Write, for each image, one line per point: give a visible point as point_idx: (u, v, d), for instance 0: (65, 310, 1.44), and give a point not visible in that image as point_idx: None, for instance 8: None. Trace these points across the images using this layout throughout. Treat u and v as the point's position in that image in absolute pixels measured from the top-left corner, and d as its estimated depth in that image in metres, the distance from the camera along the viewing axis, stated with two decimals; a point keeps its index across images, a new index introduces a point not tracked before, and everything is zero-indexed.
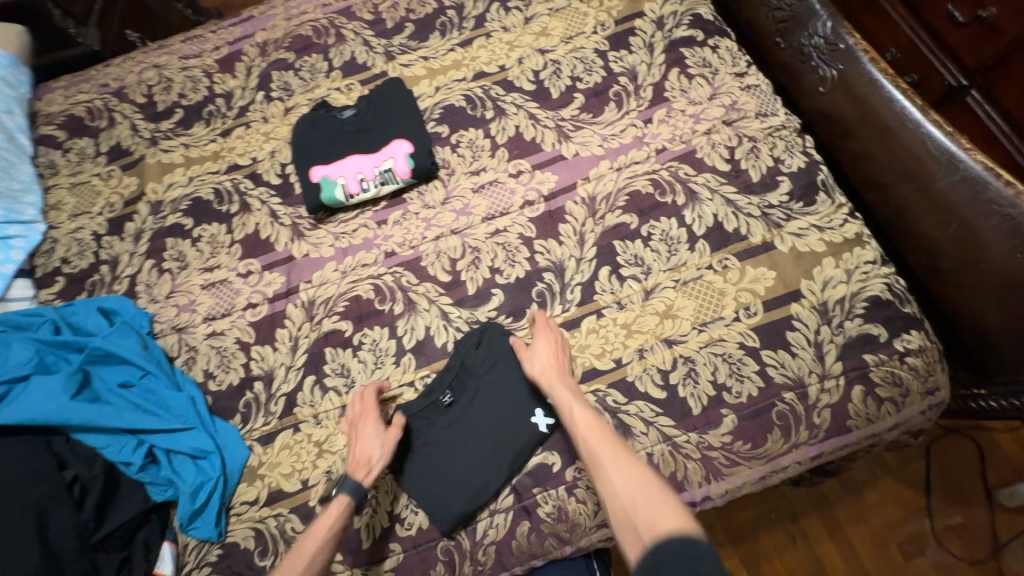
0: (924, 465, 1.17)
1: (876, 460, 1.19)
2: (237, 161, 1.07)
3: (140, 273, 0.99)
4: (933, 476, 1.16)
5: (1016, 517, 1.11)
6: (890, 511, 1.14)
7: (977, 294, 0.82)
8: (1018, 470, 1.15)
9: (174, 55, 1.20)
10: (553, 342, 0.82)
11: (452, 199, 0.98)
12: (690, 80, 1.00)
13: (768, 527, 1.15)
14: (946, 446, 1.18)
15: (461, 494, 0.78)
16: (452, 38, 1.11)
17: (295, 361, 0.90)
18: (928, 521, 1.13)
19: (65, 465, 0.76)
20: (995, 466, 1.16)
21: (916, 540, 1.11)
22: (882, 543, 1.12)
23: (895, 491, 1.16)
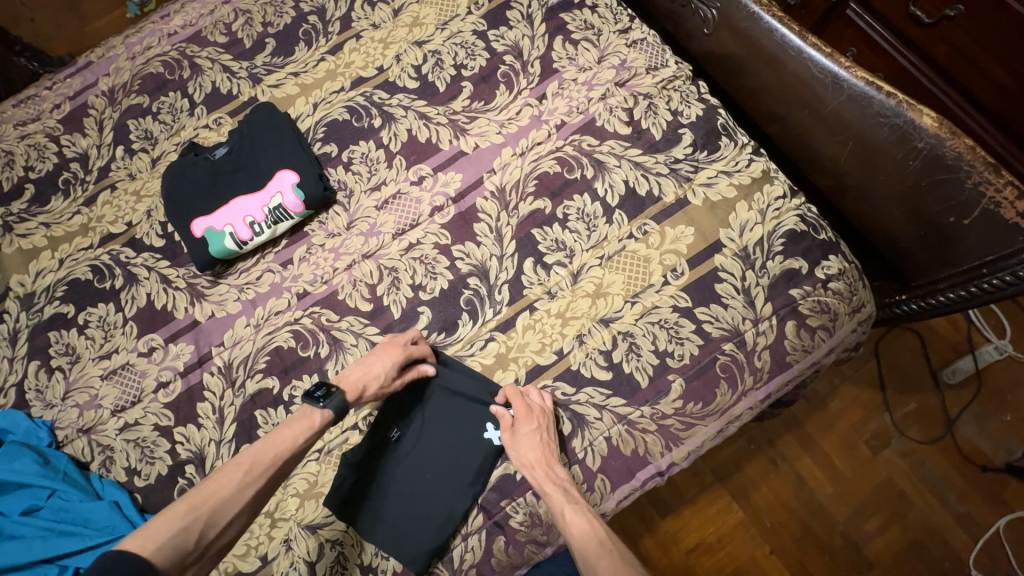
0: (877, 363, 1.22)
1: (836, 370, 1.22)
2: (110, 229, 0.95)
3: (27, 378, 0.88)
4: (886, 372, 1.21)
5: (960, 392, 1.19)
6: (854, 414, 1.19)
7: (882, 208, 0.83)
8: (956, 348, 1.22)
9: (7, 123, 1.05)
10: (534, 415, 0.75)
11: (357, 221, 0.92)
12: (576, 45, 0.96)
13: (750, 458, 1.16)
14: (892, 341, 1.23)
15: (428, 529, 0.75)
16: (320, 46, 1.01)
17: (224, 433, 0.83)
18: (888, 415, 1.18)
19: None
20: (937, 349, 1.22)
21: (880, 435, 1.17)
22: (851, 445, 1.17)
23: (856, 394, 1.21)
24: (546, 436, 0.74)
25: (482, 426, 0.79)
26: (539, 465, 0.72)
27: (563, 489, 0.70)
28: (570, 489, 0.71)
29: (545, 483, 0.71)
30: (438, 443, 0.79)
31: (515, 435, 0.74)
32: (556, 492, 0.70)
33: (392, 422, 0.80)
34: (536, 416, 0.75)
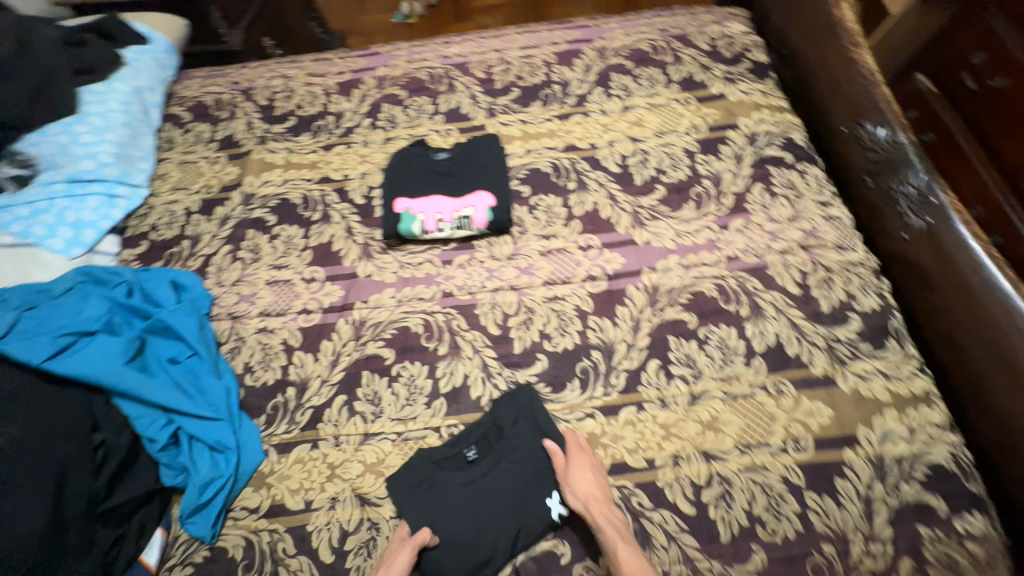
0: None
1: None
2: (331, 174, 1.14)
3: (216, 255, 1.05)
4: None
5: None
6: None
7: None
8: None
9: (302, 70, 1.33)
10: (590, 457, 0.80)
11: (519, 256, 1.01)
12: (774, 197, 1.02)
13: None
14: None
15: (463, 561, 0.74)
16: (552, 109, 1.18)
17: (331, 376, 0.91)
18: None
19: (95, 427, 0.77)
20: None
21: None
22: None
23: None
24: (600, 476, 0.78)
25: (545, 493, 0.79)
26: (593, 501, 0.75)
27: (616, 527, 0.72)
28: (622, 529, 0.73)
29: (602, 520, 0.73)
30: (501, 481, 0.80)
31: (567, 467, 0.78)
32: (609, 527, 0.72)
33: (473, 442, 0.84)
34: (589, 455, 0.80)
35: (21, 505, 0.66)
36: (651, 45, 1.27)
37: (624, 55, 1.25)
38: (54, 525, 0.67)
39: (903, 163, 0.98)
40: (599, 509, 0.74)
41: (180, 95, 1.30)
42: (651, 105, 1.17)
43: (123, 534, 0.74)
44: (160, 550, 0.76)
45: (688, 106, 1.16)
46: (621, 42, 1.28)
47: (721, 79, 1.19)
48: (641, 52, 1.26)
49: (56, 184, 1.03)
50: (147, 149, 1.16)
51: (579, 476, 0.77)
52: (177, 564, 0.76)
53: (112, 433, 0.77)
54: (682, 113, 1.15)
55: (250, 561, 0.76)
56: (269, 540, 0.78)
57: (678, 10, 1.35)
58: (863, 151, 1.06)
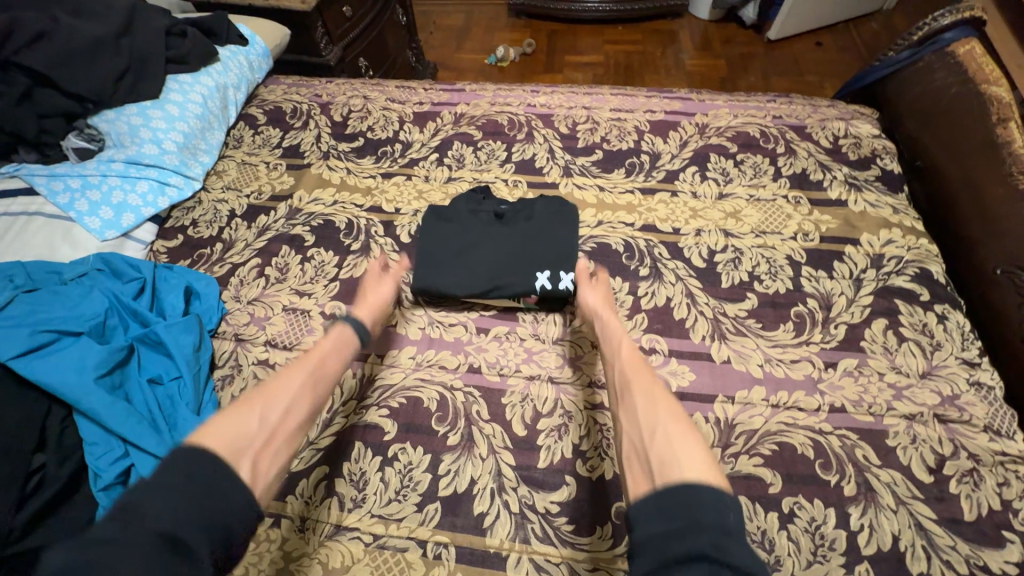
0: None
1: None
2: (382, 204, 1.05)
3: (242, 266, 0.97)
4: None
5: None
6: None
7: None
8: None
9: (383, 94, 1.30)
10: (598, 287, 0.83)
11: (566, 343, 0.84)
12: (900, 341, 0.81)
13: None
14: None
15: (457, 274, 0.87)
16: (636, 180, 1.04)
17: (319, 439, 0.77)
18: None
19: (41, 447, 0.66)
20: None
21: None
22: None
23: None
24: (609, 296, 0.83)
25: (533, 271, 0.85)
26: (602, 314, 0.79)
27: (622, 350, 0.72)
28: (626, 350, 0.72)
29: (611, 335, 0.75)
30: (520, 242, 0.89)
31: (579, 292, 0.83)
32: (619, 339, 0.74)
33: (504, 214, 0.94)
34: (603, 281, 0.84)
35: None
36: (760, 130, 1.12)
37: (727, 136, 1.11)
38: None
39: None
40: (608, 321, 0.78)
41: (262, 98, 1.30)
42: (753, 197, 1.01)
43: None
44: None
45: (798, 207, 0.98)
46: (726, 121, 1.14)
47: (842, 183, 1.01)
48: (748, 136, 1.11)
49: (115, 163, 1.01)
50: (213, 144, 1.14)
51: (595, 287, 0.84)
52: None
53: (54, 458, 0.66)
54: (790, 214, 0.98)
55: None
56: None
57: (796, 99, 1.21)
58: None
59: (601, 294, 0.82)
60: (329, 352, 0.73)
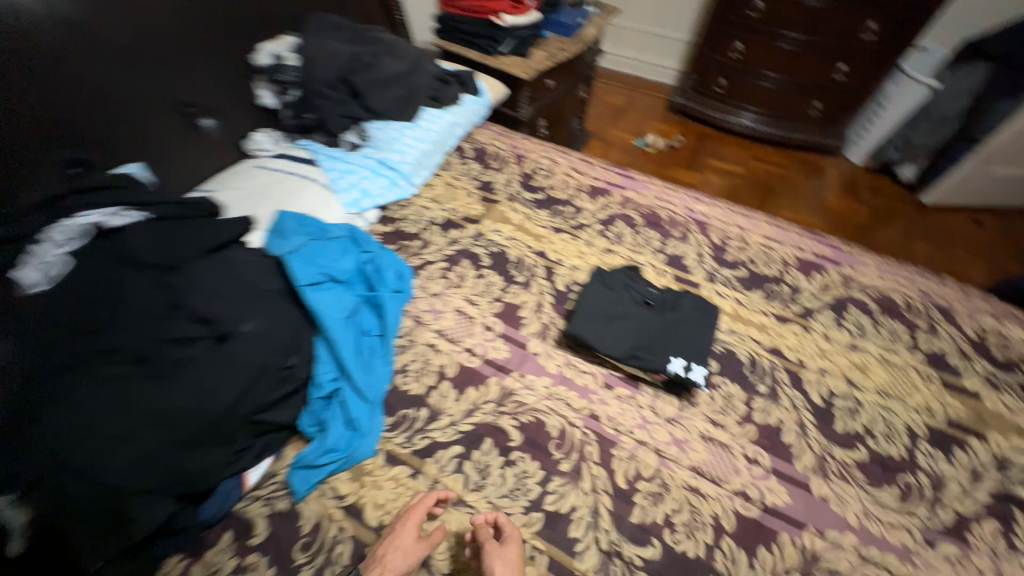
0: None
1: None
2: (548, 253, 1.26)
3: (432, 264, 1.21)
4: None
5: None
6: None
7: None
8: None
9: (568, 162, 1.55)
10: (511, 544, 0.76)
11: (679, 425, 0.95)
12: (1008, 549, 0.82)
13: None
14: None
15: (604, 334, 1.02)
16: (774, 305, 1.16)
17: (460, 423, 0.94)
18: None
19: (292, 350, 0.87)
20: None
21: None
22: None
23: None
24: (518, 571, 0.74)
25: (669, 357, 0.98)
26: None
27: None
28: None
29: None
30: (663, 331, 1.03)
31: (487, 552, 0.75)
32: None
33: (654, 301, 1.09)
34: (509, 540, 0.77)
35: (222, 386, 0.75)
36: (904, 300, 1.18)
37: (871, 295, 1.19)
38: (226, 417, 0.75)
39: None
40: None
41: (473, 138, 1.61)
42: (884, 358, 1.07)
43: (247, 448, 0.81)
44: (260, 474, 0.83)
45: (928, 384, 1.03)
46: (872, 281, 1.22)
47: (981, 378, 1.04)
48: (891, 302, 1.18)
49: (371, 160, 1.33)
50: (434, 163, 1.44)
51: (504, 559, 0.73)
52: (263, 499, 0.82)
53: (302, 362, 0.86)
54: (918, 387, 1.02)
55: (308, 541, 0.78)
56: (334, 534, 0.79)
57: (949, 281, 1.26)
58: None
59: (511, 560, 0.74)
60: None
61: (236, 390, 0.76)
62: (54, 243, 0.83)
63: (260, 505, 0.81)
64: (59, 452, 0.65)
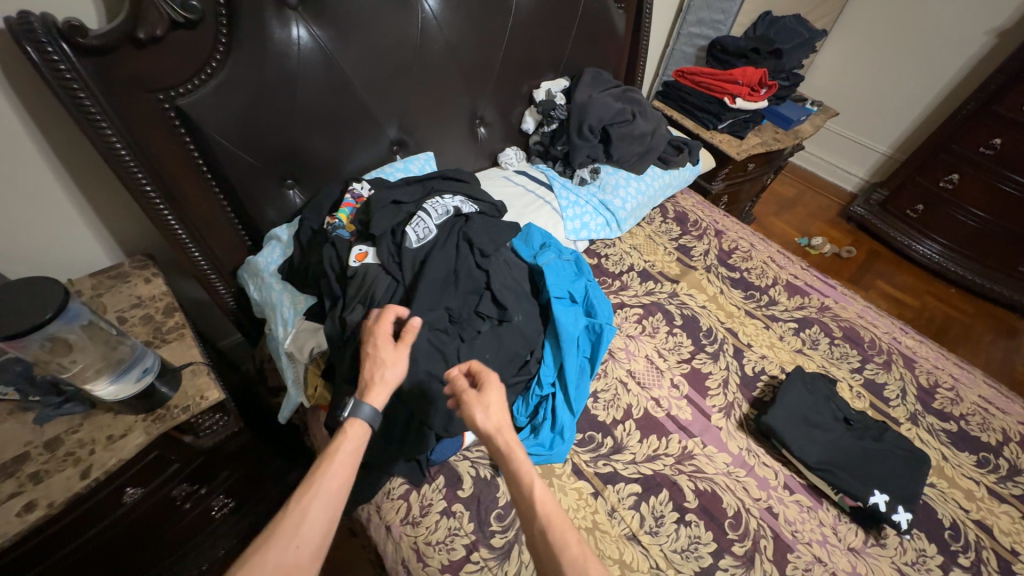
0: None
1: None
2: (739, 333, 1.29)
3: (629, 307, 1.31)
4: None
5: None
6: None
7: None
8: None
9: (766, 251, 1.57)
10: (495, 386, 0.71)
11: (862, 560, 0.91)
12: None
13: None
14: None
15: (798, 436, 1.02)
16: (987, 476, 1.06)
17: (641, 464, 1.00)
18: None
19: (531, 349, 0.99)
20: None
21: None
22: None
23: None
24: (504, 409, 0.70)
25: (870, 488, 0.95)
26: (500, 434, 0.67)
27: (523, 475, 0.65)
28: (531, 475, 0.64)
29: (505, 445, 0.66)
30: (862, 457, 1.00)
31: (472, 395, 0.70)
32: (521, 456, 0.66)
33: (853, 423, 1.07)
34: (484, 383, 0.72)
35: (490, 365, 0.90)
36: None
37: None
38: None
39: None
40: (503, 435, 0.67)
41: (676, 201, 1.71)
42: None
43: None
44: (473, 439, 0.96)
45: None
46: None
47: None
48: None
49: (596, 197, 1.47)
50: (642, 214, 1.55)
51: (483, 400, 0.70)
52: (470, 461, 0.95)
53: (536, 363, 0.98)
54: None
55: (503, 513, 0.89)
56: None
57: None
58: None
59: (501, 406, 0.70)
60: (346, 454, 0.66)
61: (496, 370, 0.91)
62: (429, 215, 0.99)
63: (468, 465, 0.94)
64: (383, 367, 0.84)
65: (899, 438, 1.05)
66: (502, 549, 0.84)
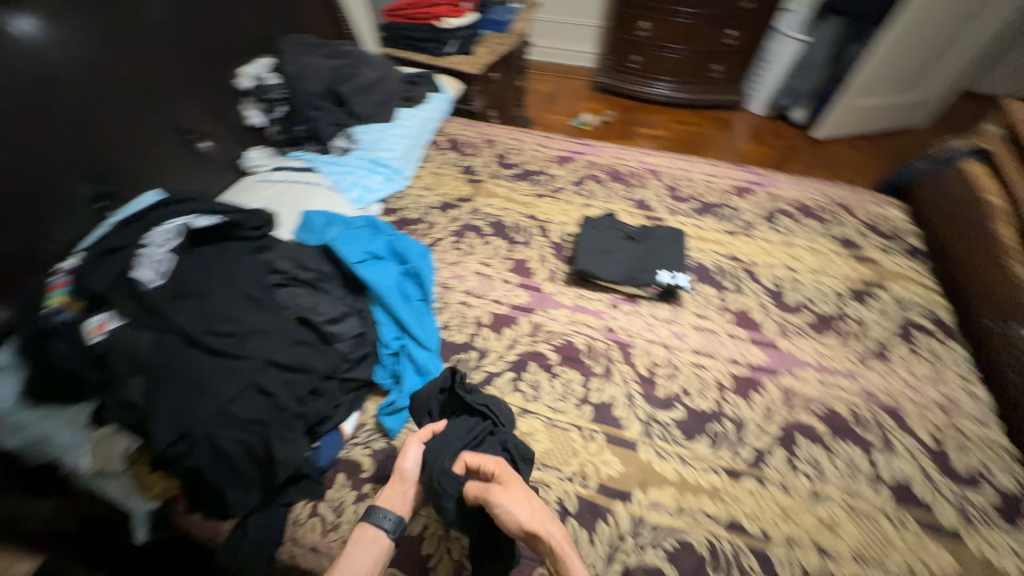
0: None
1: None
2: (538, 214, 1.47)
3: (442, 241, 1.38)
4: None
5: None
6: None
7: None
8: None
9: (533, 140, 1.77)
10: (513, 482, 0.82)
11: (675, 323, 1.19)
12: (915, 355, 1.14)
13: None
14: None
15: (602, 266, 1.25)
16: (723, 224, 1.45)
17: (506, 355, 1.12)
18: None
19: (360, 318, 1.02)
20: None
21: None
22: None
23: None
24: (534, 505, 0.80)
25: (656, 272, 1.24)
26: (536, 524, 0.77)
27: (563, 551, 0.76)
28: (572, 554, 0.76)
29: (544, 531, 0.77)
30: (646, 255, 1.28)
31: (503, 502, 0.77)
32: (558, 537, 0.77)
33: (633, 233, 1.34)
34: (506, 483, 0.81)
35: (324, 356, 0.90)
36: (815, 204, 1.53)
37: (791, 205, 1.52)
38: (328, 374, 0.91)
39: None
40: (540, 528, 0.77)
41: (444, 131, 1.79)
42: (810, 247, 1.38)
43: (341, 403, 0.96)
44: (354, 425, 0.99)
45: (844, 259, 1.35)
46: (789, 194, 1.56)
47: (876, 248, 1.39)
48: (806, 207, 1.51)
49: (364, 160, 1.48)
50: (417, 157, 1.61)
51: (509, 491, 0.80)
52: (360, 443, 0.97)
53: (371, 326, 1.02)
54: (837, 263, 1.34)
55: None
56: None
57: (844, 187, 1.62)
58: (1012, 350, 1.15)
59: (529, 504, 0.79)
60: (363, 548, 0.79)
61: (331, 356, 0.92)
62: (155, 246, 0.90)
63: (359, 447, 0.96)
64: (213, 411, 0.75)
65: (664, 229, 1.36)
66: None
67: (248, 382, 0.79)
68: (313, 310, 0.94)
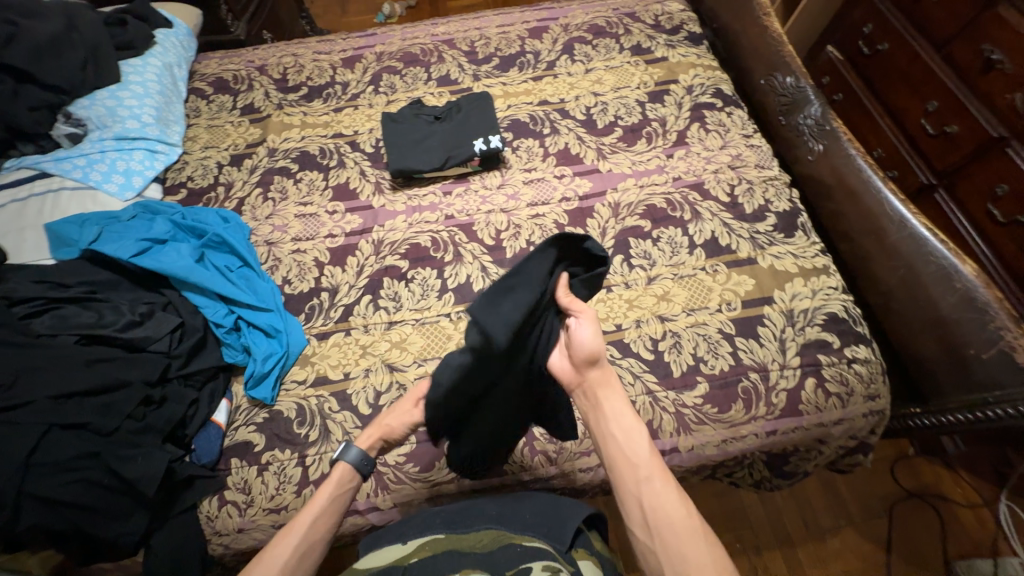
0: (886, 523, 1.30)
1: (832, 485, 1.36)
2: (342, 131, 1.34)
3: (249, 197, 1.22)
4: (896, 537, 1.29)
5: None
6: (851, 562, 1.26)
7: (920, 334, 0.97)
8: (976, 544, 1.27)
9: (310, 50, 1.53)
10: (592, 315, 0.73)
11: (507, 186, 1.22)
12: (707, 132, 1.28)
13: (735, 554, 1.27)
14: (898, 502, 1.33)
15: (419, 159, 1.20)
16: (527, 73, 1.42)
17: (357, 282, 1.08)
18: None
19: (175, 313, 0.96)
20: (954, 535, 1.28)
21: None
22: None
23: (856, 543, 1.29)
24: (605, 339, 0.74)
25: (471, 142, 1.21)
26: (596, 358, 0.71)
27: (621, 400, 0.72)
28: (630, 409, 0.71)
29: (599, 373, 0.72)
30: (457, 131, 1.24)
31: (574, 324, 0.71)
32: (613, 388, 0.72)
33: (439, 114, 1.28)
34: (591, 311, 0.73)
35: (139, 362, 0.86)
36: (605, 21, 1.53)
37: (584, 29, 1.51)
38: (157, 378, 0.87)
39: (804, 102, 1.25)
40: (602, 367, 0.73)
41: (201, 73, 1.49)
42: (608, 67, 1.42)
43: (198, 399, 0.91)
44: (227, 413, 0.93)
45: (638, 68, 1.41)
46: (581, 20, 1.53)
47: (663, 46, 1.45)
48: (598, 27, 1.51)
49: (107, 140, 1.21)
50: (179, 115, 1.34)
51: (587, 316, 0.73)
52: (241, 425, 0.92)
53: (190, 314, 0.96)
54: (633, 73, 1.40)
55: (302, 418, 0.92)
56: (316, 402, 0.94)
57: None
58: (777, 97, 1.33)
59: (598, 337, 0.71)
60: (343, 491, 0.77)
61: (151, 361, 0.87)
62: None
63: (241, 430, 0.91)
64: (16, 467, 0.72)
65: (470, 98, 1.30)
66: (320, 435, 0.91)
67: (45, 425, 0.77)
68: (99, 323, 0.88)
